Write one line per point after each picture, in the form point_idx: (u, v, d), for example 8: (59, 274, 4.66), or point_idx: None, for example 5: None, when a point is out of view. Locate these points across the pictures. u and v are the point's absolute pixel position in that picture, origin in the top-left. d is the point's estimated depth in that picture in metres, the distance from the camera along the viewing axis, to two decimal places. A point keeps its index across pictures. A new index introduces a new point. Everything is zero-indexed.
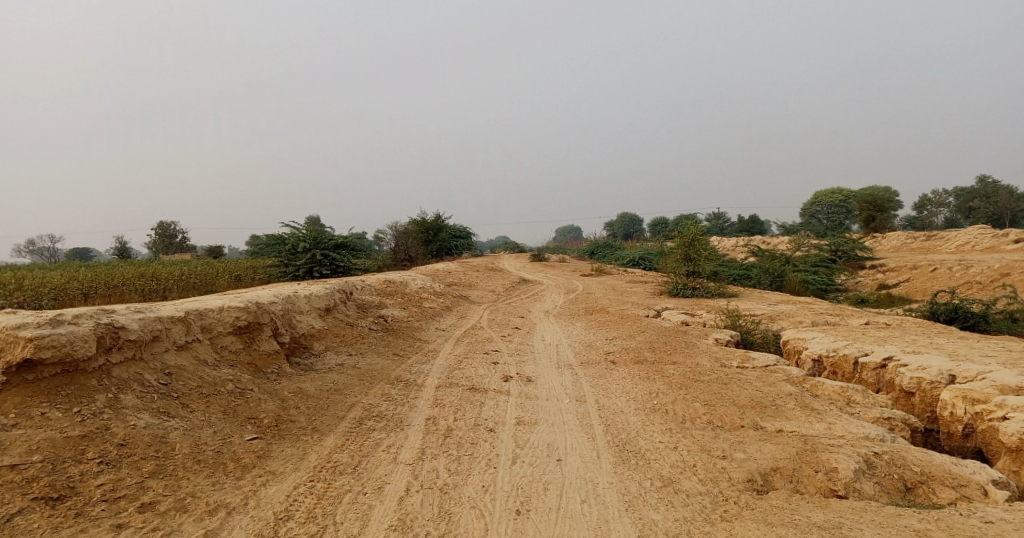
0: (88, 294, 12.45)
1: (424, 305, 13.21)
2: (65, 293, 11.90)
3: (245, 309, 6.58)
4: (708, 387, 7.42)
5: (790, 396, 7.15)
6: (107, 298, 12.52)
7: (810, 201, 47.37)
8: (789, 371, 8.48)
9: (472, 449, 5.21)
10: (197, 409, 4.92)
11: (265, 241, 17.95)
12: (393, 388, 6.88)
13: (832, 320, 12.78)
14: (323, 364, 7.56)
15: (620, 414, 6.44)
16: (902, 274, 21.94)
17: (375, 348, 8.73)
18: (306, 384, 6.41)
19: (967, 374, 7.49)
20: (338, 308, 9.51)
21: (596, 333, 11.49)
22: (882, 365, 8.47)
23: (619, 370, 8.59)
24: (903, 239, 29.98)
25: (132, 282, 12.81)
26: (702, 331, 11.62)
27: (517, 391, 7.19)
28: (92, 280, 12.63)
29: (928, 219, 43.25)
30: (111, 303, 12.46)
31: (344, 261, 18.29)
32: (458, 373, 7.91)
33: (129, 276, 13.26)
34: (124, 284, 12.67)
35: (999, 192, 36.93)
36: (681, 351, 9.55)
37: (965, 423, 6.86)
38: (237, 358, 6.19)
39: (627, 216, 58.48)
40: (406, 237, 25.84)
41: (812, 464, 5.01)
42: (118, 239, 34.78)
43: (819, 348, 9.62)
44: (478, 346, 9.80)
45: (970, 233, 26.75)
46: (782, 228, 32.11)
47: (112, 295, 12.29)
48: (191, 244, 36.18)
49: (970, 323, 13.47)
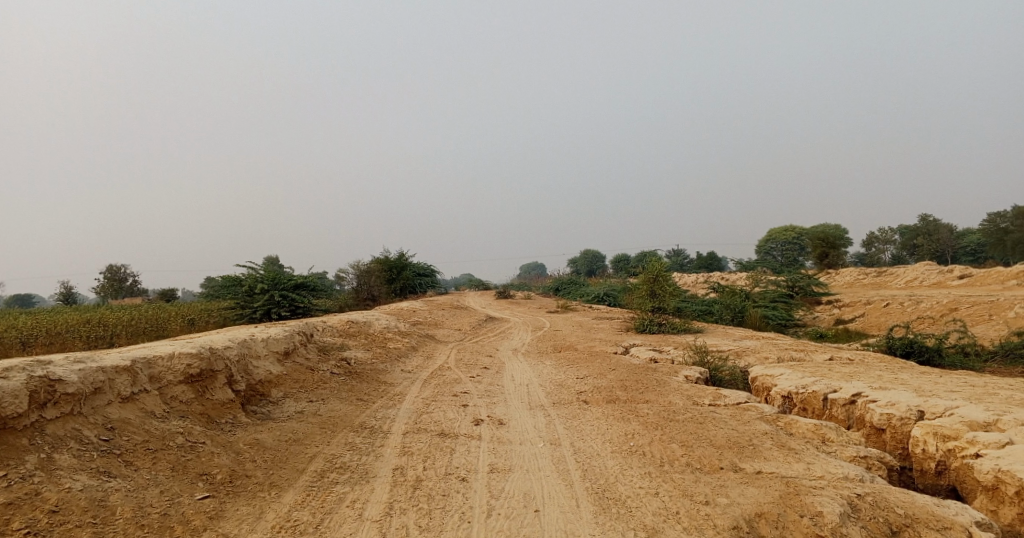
0: (27, 341, 11.68)
1: (389, 346, 12.82)
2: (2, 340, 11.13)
3: (198, 356, 6.18)
4: (683, 427, 7.27)
5: (766, 435, 7.04)
6: (49, 345, 11.75)
7: (766, 238, 48.73)
8: (762, 409, 8.41)
9: (444, 501, 4.90)
10: (142, 467, 4.49)
11: (221, 282, 17.31)
12: (357, 436, 6.51)
13: (797, 355, 12.89)
14: (282, 412, 7.14)
15: (597, 458, 6.22)
16: (857, 308, 22.52)
17: (337, 393, 8.33)
18: (264, 434, 6.00)
19: (935, 409, 7.54)
20: (298, 351, 9.09)
21: (565, 372, 11.28)
22: (851, 401, 8.50)
23: (592, 410, 8.38)
24: (855, 274, 30.96)
25: (77, 327, 12.09)
26: (671, 368, 11.55)
27: (489, 436, 6.89)
28: (32, 325, 11.88)
29: (876, 255, 44.92)
30: (53, 351, 11.70)
31: (305, 302, 17.75)
32: (426, 417, 7.58)
33: (74, 321, 12.53)
34: (68, 330, 11.94)
35: (940, 229, 38.71)
36: (653, 390, 9.42)
37: (937, 460, 6.86)
38: (188, 409, 5.76)
39: (590, 253, 59.06)
40: (369, 276, 25.38)
41: (797, 508, 4.86)
42: (63, 283, 33.18)
43: (788, 384, 9.62)
44: (447, 388, 9.47)
45: (918, 269, 27.78)
46: (740, 264, 32.80)
47: (55, 342, 11.55)
48: (143, 286, 34.85)
49: (926, 357, 13.78)
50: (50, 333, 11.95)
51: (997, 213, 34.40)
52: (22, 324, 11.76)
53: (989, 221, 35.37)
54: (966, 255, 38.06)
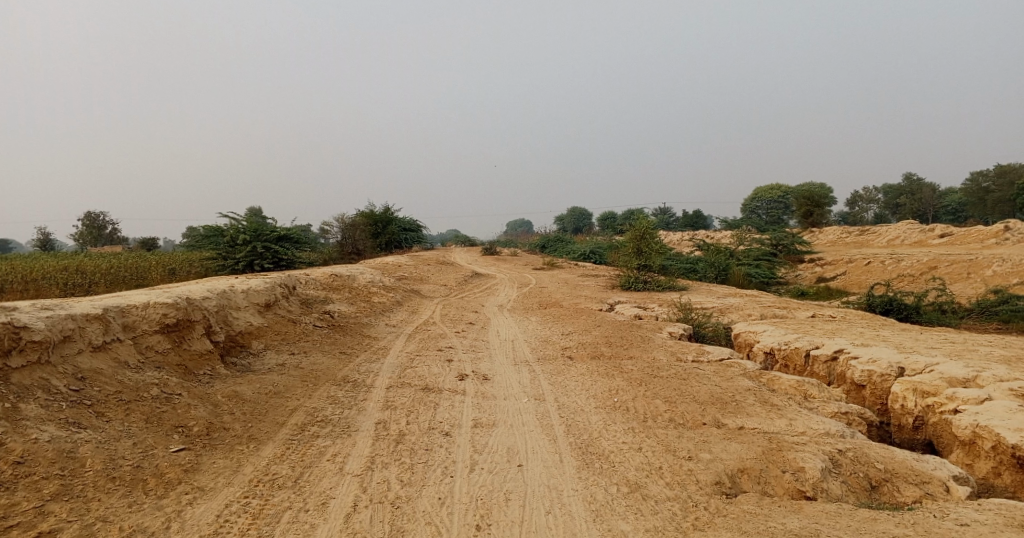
0: (1, 289, 11.38)
1: (373, 300, 12.67)
2: None
3: (174, 306, 5.98)
4: (667, 383, 7.27)
5: (750, 391, 7.07)
6: (24, 293, 11.48)
7: (752, 196, 48.68)
8: (746, 365, 8.44)
9: (427, 456, 4.84)
10: (114, 419, 4.35)
11: (201, 233, 16.94)
12: (340, 390, 6.41)
13: (780, 313, 12.96)
14: (262, 365, 7.01)
15: (581, 414, 6.20)
16: (839, 267, 22.69)
17: (319, 346, 8.21)
18: (243, 386, 5.87)
19: (915, 366, 7.61)
20: (279, 304, 8.91)
21: (551, 328, 11.25)
22: (833, 357, 8.56)
23: (576, 366, 8.36)
24: (838, 233, 31.13)
25: (53, 276, 11.80)
26: (656, 325, 11.57)
27: (473, 391, 6.84)
28: (6, 273, 11.57)
29: (859, 215, 45.18)
30: (29, 299, 11.43)
31: (288, 254, 17.47)
32: (410, 372, 7.50)
33: (50, 270, 12.22)
34: (44, 278, 11.65)
35: (923, 189, 38.92)
36: (638, 346, 9.41)
37: (916, 416, 6.95)
38: (165, 359, 5.60)
39: (577, 209, 58.81)
40: (354, 230, 25.05)
41: (779, 464, 4.88)
42: (40, 230, 32.39)
43: (771, 341, 9.66)
44: (431, 343, 9.39)
45: (900, 228, 27.96)
46: (725, 223, 32.82)
47: (30, 289, 11.27)
48: (123, 235, 34.17)
49: (905, 314, 13.94)
50: (25, 282, 11.66)
51: (979, 173, 34.57)
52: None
53: (972, 181, 35.56)
54: (946, 215, 38.39)
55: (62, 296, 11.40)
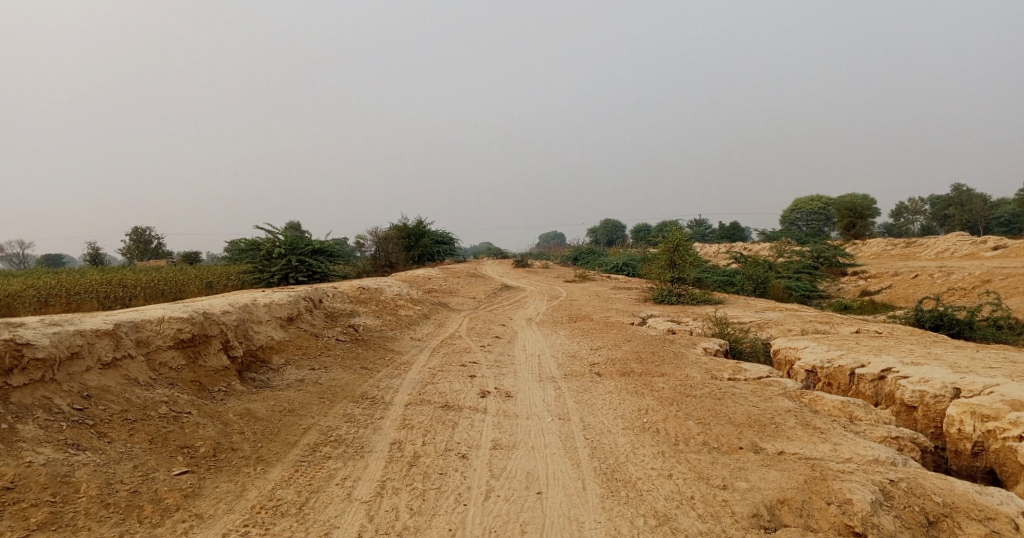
0: (44, 301, 11.67)
1: (400, 313, 12.54)
2: (21, 299, 11.12)
3: (190, 321, 5.88)
4: (700, 402, 6.86)
5: (790, 413, 6.61)
6: (66, 306, 11.71)
7: (791, 207, 47.35)
8: (786, 384, 7.96)
9: (440, 481, 4.59)
10: (117, 439, 4.24)
11: (239, 246, 17.07)
12: (356, 408, 6.21)
13: (822, 328, 12.34)
14: (281, 380, 6.88)
15: (608, 436, 5.86)
16: (883, 280, 21.73)
17: (340, 361, 8.05)
18: (257, 404, 5.72)
19: (973, 387, 7.03)
20: (302, 317, 8.81)
21: (579, 343, 10.91)
22: (880, 377, 8.01)
23: (605, 383, 8.01)
24: (882, 245, 29.93)
25: (95, 289, 12.04)
26: (690, 340, 11.11)
27: (495, 409, 6.57)
28: (50, 285, 11.87)
29: (905, 226, 43.50)
30: (70, 311, 11.66)
31: (321, 267, 17.57)
32: (431, 389, 7.27)
33: (91, 283, 12.49)
34: (86, 292, 11.88)
35: (973, 199, 37.28)
36: (670, 362, 8.99)
37: (975, 441, 6.40)
38: (178, 376, 5.50)
39: (610, 222, 58.28)
40: (387, 243, 25.14)
41: (824, 495, 4.46)
42: (90, 244, 33.56)
43: (812, 358, 9.13)
44: (455, 358, 9.16)
45: (949, 240, 26.69)
46: (763, 234, 31.92)
47: (71, 302, 11.50)
48: (167, 250, 35.12)
49: (956, 330, 13.14)
50: (68, 295, 11.92)
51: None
52: (40, 284, 11.74)
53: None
54: (999, 226, 36.58)
55: (101, 308, 11.62)
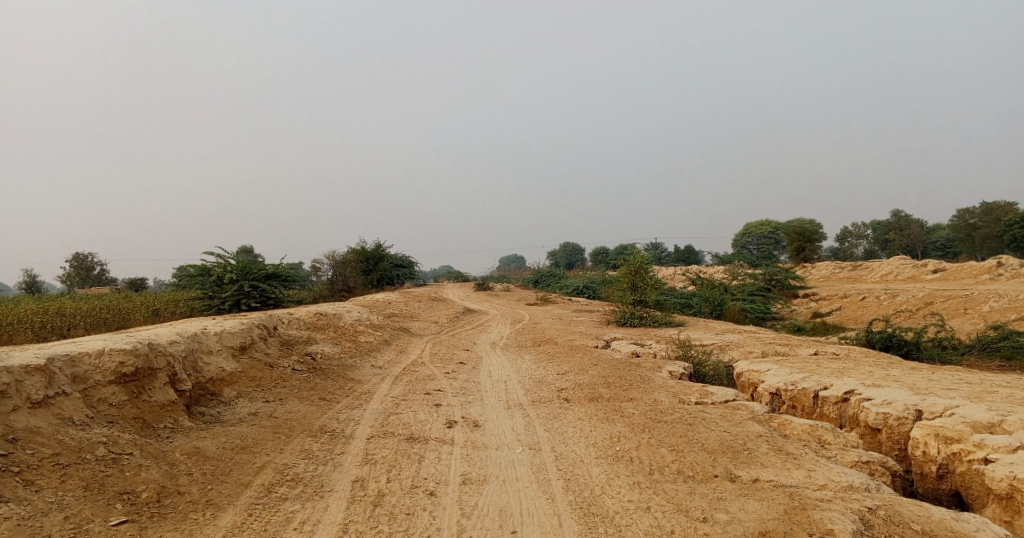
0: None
1: (360, 339, 12.11)
2: None
3: (134, 353, 5.44)
4: (672, 429, 6.74)
5: (761, 438, 6.55)
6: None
7: (743, 232, 48.69)
8: (753, 408, 7.94)
9: (407, 523, 4.30)
10: (46, 488, 3.81)
11: (187, 271, 16.31)
12: (315, 442, 5.84)
13: (781, 350, 12.49)
14: (233, 415, 6.45)
15: (581, 466, 5.66)
16: (834, 301, 22.34)
17: (297, 392, 7.64)
18: (207, 441, 5.30)
19: (935, 409, 7.14)
20: (256, 346, 8.37)
21: (545, 367, 10.72)
22: (844, 399, 8.09)
23: (573, 410, 7.83)
24: (831, 268, 30.92)
25: (29, 319, 11.25)
26: (655, 363, 11.05)
27: (462, 440, 6.29)
28: None
29: (849, 250, 45.22)
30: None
31: (276, 293, 16.94)
32: (394, 419, 6.93)
33: (25, 311, 11.68)
34: (19, 322, 11.09)
35: (911, 224, 39.01)
36: (638, 387, 8.88)
37: (940, 464, 6.48)
38: (119, 413, 5.06)
39: (569, 245, 58.69)
40: (345, 267, 24.54)
41: (805, 525, 4.37)
42: (26, 271, 31.71)
43: (777, 380, 9.16)
44: (419, 386, 8.83)
45: (892, 263, 27.76)
46: (718, 258, 32.58)
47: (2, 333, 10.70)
48: (111, 276, 33.52)
49: (905, 350, 13.51)
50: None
51: (966, 208, 34.75)
52: None
53: (959, 217, 35.82)
54: (936, 250, 38.33)
55: (36, 339, 10.85)
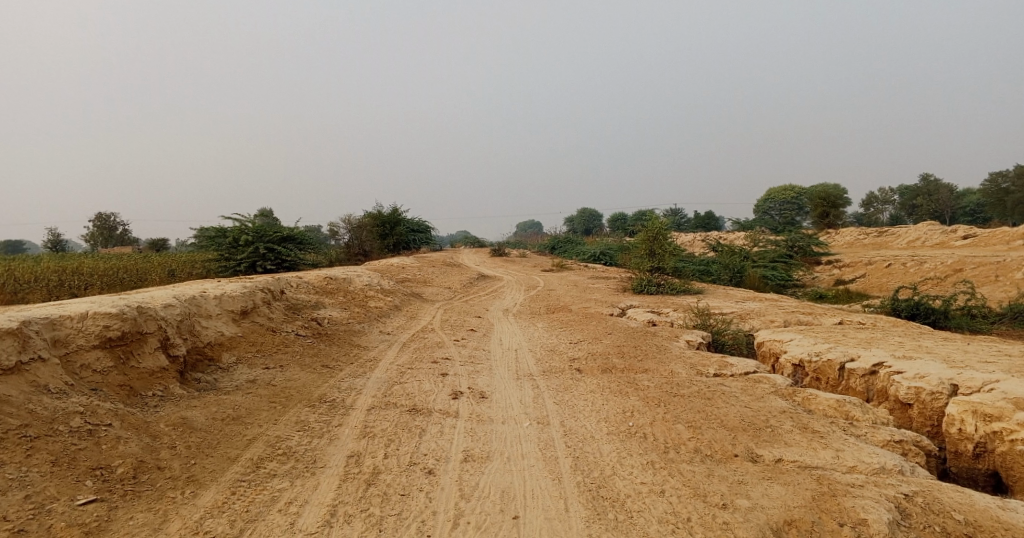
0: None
1: (369, 305, 11.84)
2: None
3: (120, 317, 5.13)
4: (689, 403, 6.35)
5: (785, 414, 6.15)
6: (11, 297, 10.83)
7: (765, 197, 47.43)
8: (776, 380, 7.52)
9: (400, 505, 4.07)
10: (9, 463, 3.57)
11: (202, 233, 16.15)
12: (312, 413, 5.56)
13: (804, 319, 11.97)
14: (229, 382, 6.19)
15: (591, 442, 5.34)
16: (858, 269, 21.60)
17: (298, 359, 7.36)
18: (197, 410, 5.01)
19: (972, 383, 6.67)
20: (258, 311, 8.08)
21: (558, 336, 10.36)
22: (871, 372, 7.64)
23: (586, 381, 7.48)
24: (855, 235, 29.97)
25: (45, 279, 11.18)
26: (672, 332, 10.62)
27: (467, 412, 5.98)
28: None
29: (874, 216, 43.95)
30: (14, 303, 10.77)
31: (291, 256, 16.64)
32: (398, 389, 6.63)
33: (40, 271, 11.61)
34: (34, 281, 11.01)
35: (940, 190, 37.61)
36: (654, 357, 8.48)
37: (977, 442, 6.08)
38: (103, 381, 4.80)
39: (587, 210, 57.87)
40: (361, 231, 24.29)
41: (835, 514, 4.05)
42: (50, 232, 32.05)
43: (800, 351, 8.70)
44: (426, 353, 8.54)
45: (920, 229, 26.77)
46: (739, 224, 31.77)
47: (16, 294, 10.62)
48: (134, 237, 33.79)
49: (932, 319, 12.91)
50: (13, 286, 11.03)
51: (998, 173, 33.38)
52: None
53: (990, 181, 34.42)
54: (964, 216, 36.99)
55: (50, 298, 10.80)
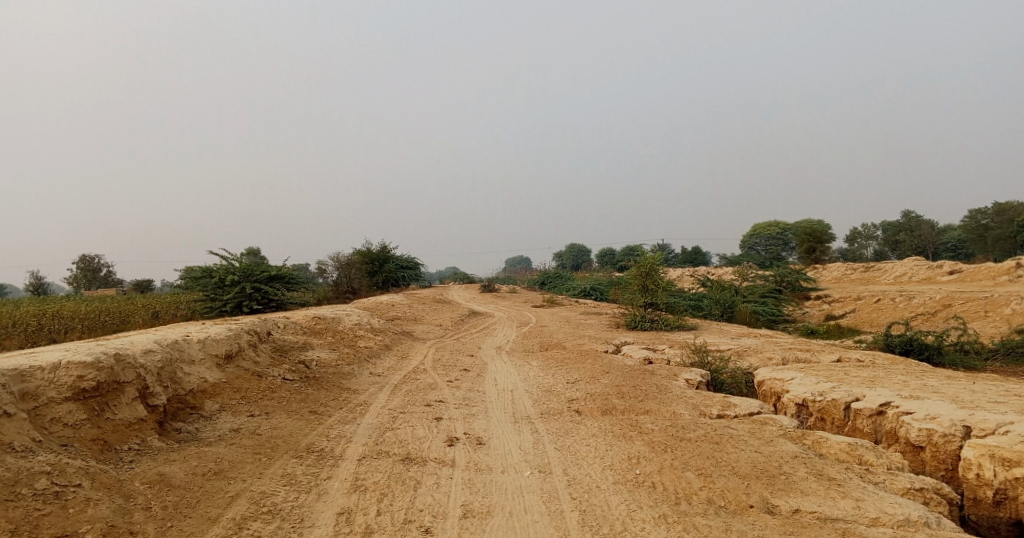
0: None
1: (359, 345, 11.50)
2: None
3: (96, 366, 4.80)
4: (697, 448, 6.07)
5: (798, 459, 5.89)
6: None
7: (751, 233, 47.83)
8: (783, 421, 7.27)
9: None
10: None
11: (188, 273, 15.77)
12: (299, 465, 5.21)
13: (803, 356, 11.75)
14: (212, 432, 5.84)
15: (598, 494, 5.05)
16: (847, 304, 21.57)
17: (285, 405, 7.00)
18: (176, 465, 4.66)
19: (985, 425, 6.47)
20: (243, 355, 7.74)
21: (554, 375, 10.05)
22: (879, 412, 7.40)
23: (586, 424, 7.17)
24: (842, 270, 30.11)
25: (22, 323, 10.77)
26: (670, 371, 10.34)
27: (464, 461, 5.66)
28: None
29: (858, 252, 44.39)
30: None
31: (279, 295, 16.29)
32: (390, 436, 6.29)
33: (18, 315, 11.18)
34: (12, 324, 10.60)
35: (922, 225, 38.12)
36: (654, 398, 8.20)
37: (997, 489, 5.85)
38: (75, 435, 4.46)
39: (575, 246, 58.01)
40: (350, 268, 23.98)
41: None
42: (32, 274, 31.46)
43: (802, 390, 8.44)
44: (419, 396, 8.21)
45: (906, 264, 26.94)
46: (727, 259, 31.86)
47: None
48: (118, 278, 33.20)
49: (926, 355, 12.75)
50: None
51: (978, 209, 33.91)
52: None
53: (971, 217, 34.94)
54: (947, 251, 37.41)
55: (28, 344, 10.37)
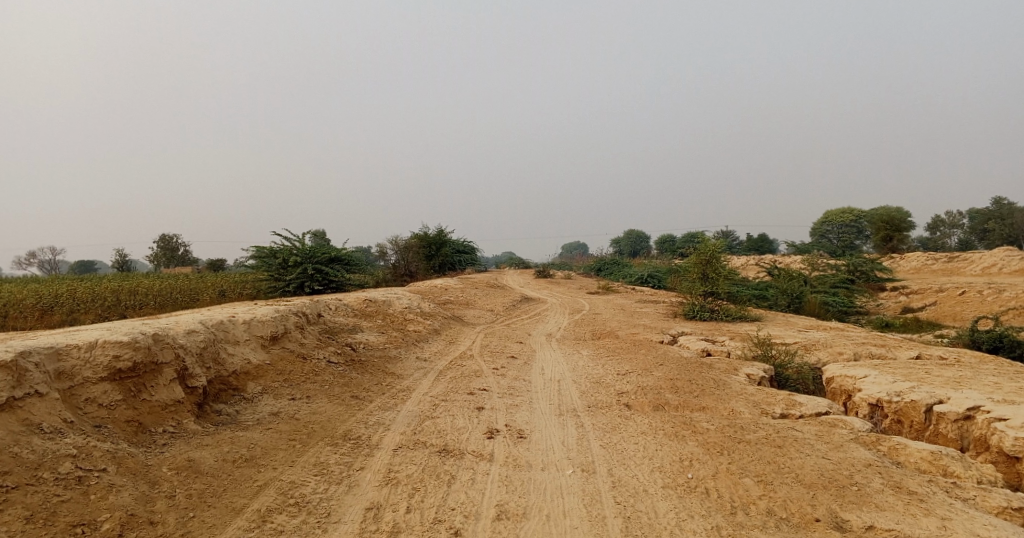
0: (46, 310, 10.92)
1: (408, 329, 11.40)
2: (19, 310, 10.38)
3: (132, 346, 4.76)
4: (756, 451, 5.57)
5: (872, 467, 5.30)
6: (63, 318, 10.89)
7: (822, 220, 45.32)
8: (854, 424, 6.61)
9: None
10: None
11: (253, 253, 16.12)
12: (333, 454, 5.05)
13: (877, 352, 10.84)
14: (251, 415, 5.78)
15: (646, 498, 4.68)
16: (928, 296, 19.96)
17: (328, 389, 6.90)
18: (207, 450, 4.58)
19: None
20: (289, 336, 7.70)
21: (605, 365, 9.63)
22: (967, 416, 6.62)
23: (636, 420, 6.75)
24: (923, 260, 27.99)
25: (99, 300, 11.26)
26: (730, 364, 9.71)
27: (503, 456, 5.38)
28: (52, 298, 11.09)
29: (940, 241, 41.33)
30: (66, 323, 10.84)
31: (340, 276, 16.42)
32: (429, 426, 6.07)
33: (94, 292, 11.69)
34: (88, 302, 11.07)
35: (1015, 213, 35.01)
36: (711, 393, 7.66)
37: None
38: (109, 417, 4.45)
39: (633, 232, 56.70)
40: (408, 252, 24.14)
41: None
42: (117, 252, 33.31)
43: (876, 389, 7.67)
44: (462, 383, 7.98)
45: (997, 255, 24.73)
46: (795, 247, 30.24)
47: (69, 316, 10.70)
48: (193, 256, 34.72)
49: (1019, 354, 11.53)
50: (66, 307, 11.10)
51: None
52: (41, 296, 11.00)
53: None
54: None
55: (103, 320, 10.84)
